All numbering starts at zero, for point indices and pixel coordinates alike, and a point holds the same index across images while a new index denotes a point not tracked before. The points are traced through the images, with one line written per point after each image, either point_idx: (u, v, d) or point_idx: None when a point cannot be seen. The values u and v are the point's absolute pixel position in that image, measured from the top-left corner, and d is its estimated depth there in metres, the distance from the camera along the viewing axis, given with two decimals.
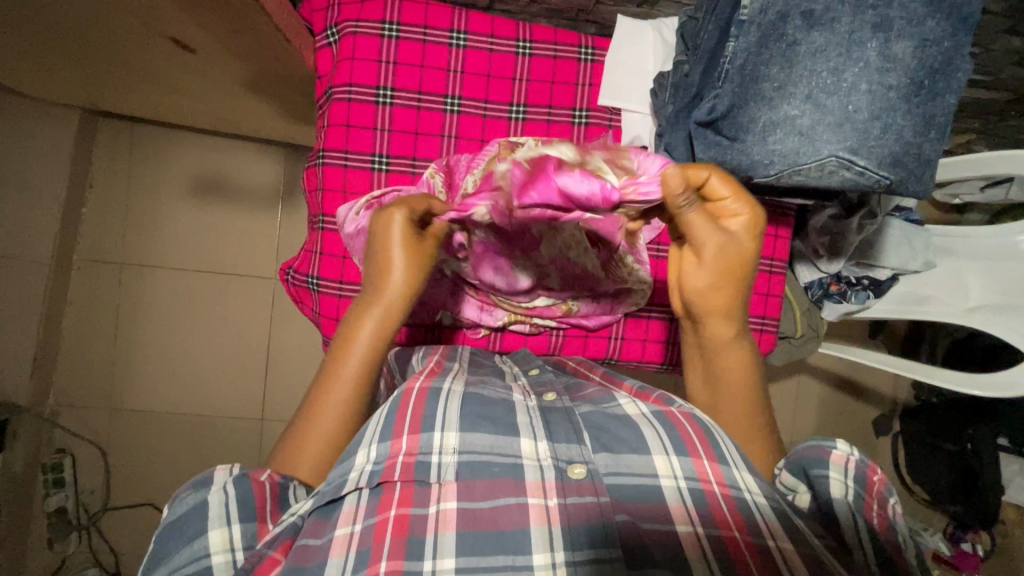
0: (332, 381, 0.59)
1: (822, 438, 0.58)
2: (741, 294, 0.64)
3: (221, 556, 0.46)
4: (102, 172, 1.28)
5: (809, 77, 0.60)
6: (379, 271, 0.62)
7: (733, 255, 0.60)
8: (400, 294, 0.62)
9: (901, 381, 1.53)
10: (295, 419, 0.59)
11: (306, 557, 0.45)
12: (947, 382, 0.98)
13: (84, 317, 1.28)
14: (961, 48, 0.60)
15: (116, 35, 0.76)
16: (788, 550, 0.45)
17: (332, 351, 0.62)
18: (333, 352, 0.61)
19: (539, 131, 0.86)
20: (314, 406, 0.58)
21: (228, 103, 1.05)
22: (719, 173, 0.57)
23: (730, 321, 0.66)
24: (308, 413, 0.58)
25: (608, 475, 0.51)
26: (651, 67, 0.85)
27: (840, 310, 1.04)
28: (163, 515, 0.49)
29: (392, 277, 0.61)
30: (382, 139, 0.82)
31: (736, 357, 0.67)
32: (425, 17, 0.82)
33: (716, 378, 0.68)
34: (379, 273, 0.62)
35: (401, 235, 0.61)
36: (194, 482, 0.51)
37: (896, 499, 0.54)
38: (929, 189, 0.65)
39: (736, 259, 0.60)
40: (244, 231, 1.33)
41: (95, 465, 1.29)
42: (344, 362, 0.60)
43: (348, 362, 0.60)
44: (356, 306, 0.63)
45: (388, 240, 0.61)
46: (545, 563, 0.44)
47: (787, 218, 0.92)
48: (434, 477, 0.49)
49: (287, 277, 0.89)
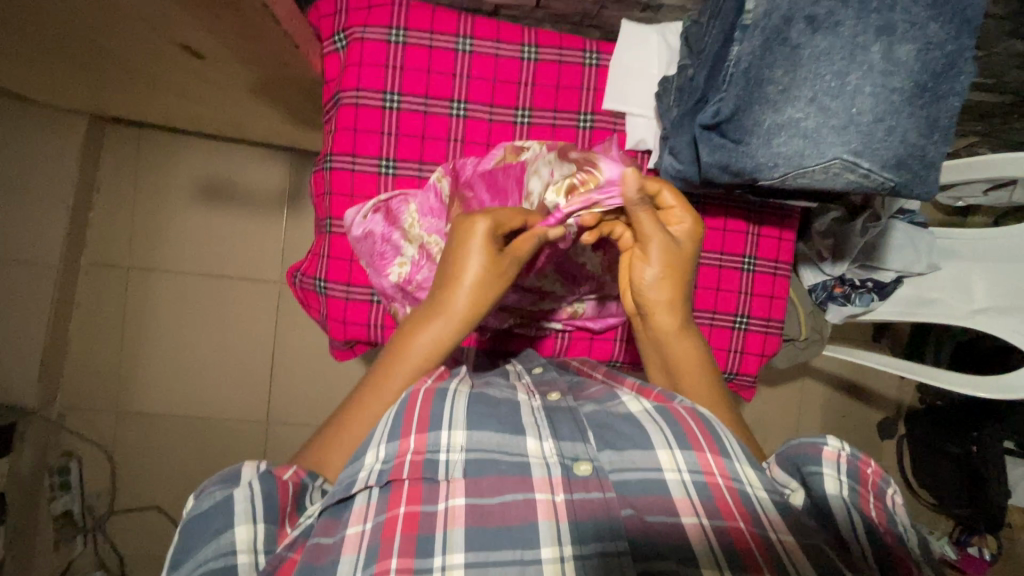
0: (373, 392, 0.60)
1: (813, 436, 0.58)
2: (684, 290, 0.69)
3: (246, 557, 0.47)
4: (109, 176, 1.29)
5: (813, 81, 0.61)
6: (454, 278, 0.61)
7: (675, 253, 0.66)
8: (466, 311, 0.62)
9: (906, 385, 1.53)
10: (327, 423, 0.60)
11: (320, 555, 0.46)
12: (950, 384, 0.98)
13: (91, 321, 1.29)
14: (964, 51, 0.61)
15: (125, 41, 0.77)
16: (790, 542, 0.46)
17: (385, 358, 0.62)
18: (395, 345, 0.62)
19: (544, 135, 0.87)
20: (350, 414, 0.59)
21: (235, 108, 1.06)
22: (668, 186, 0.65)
23: (676, 316, 0.69)
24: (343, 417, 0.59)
25: (613, 472, 0.51)
26: (655, 70, 0.86)
27: (845, 313, 1.03)
28: (188, 506, 0.49)
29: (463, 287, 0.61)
30: (389, 144, 0.83)
31: (684, 347, 0.70)
32: (431, 22, 0.83)
33: (676, 371, 0.70)
34: (451, 278, 0.62)
35: (480, 243, 0.61)
36: (222, 476, 0.51)
37: (892, 489, 0.55)
38: (933, 191, 0.66)
39: (677, 257, 0.66)
40: (250, 235, 1.34)
41: (100, 468, 1.29)
42: (390, 378, 0.60)
43: (394, 378, 0.60)
44: (423, 307, 0.63)
45: (465, 247, 0.61)
46: (552, 556, 0.45)
47: (790, 221, 0.92)
48: (443, 474, 0.50)
49: (294, 280, 0.90)
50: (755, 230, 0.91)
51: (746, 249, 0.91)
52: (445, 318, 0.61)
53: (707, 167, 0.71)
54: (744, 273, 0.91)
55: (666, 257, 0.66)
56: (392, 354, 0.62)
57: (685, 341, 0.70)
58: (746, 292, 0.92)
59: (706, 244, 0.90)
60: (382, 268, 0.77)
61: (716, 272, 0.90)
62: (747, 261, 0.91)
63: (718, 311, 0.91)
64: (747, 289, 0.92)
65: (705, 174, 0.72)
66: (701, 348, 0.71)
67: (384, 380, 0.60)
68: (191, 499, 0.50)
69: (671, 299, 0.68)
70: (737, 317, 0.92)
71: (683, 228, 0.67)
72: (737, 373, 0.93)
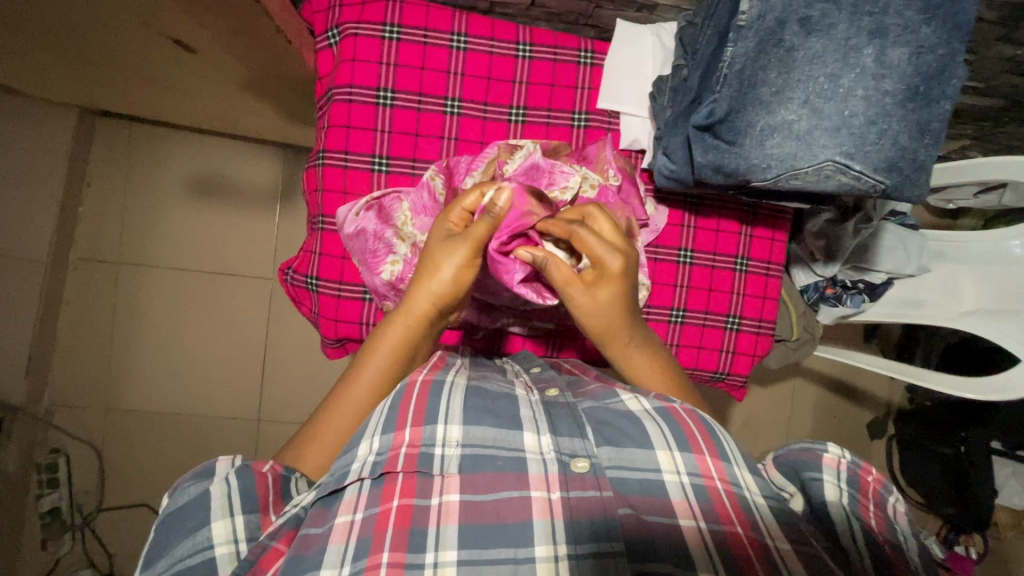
0: (339, 399, 0.61)
1: (813, 442, 0.60)
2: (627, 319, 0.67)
3: (225, 548, 0.46)
4: (99, 170, 1.27)
5: (806, 83, 0.61)
6: (424, 269, 0.65)
7: (592, 306, 0.65)
8: (426, 302, 0.64)
9: (896, 385, 1.54)
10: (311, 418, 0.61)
11: (307, 545, 0.45)
12: (937, 385, 0.98)
13: (79, 316, 1.28)
14: (956, 55, 0.61)
15: (116, 34, 0.77)
16: (787, 547, 0.46)
17: (348, 371, 0.63)
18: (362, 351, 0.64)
19: (538, 134, 0.86)
20: (321, 414, 0.60)
21: (228, 103, 1.06)
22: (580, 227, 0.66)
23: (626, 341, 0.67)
24: (324, 409, 0.60)
25: (611, 468, 0.51)
26: (649, 70, 0.86)
27: (835, 314, 1.04)
28: (163, 504, 0.49)
29: (432, 278, 0.64)
30: (382, 140, 0.83)
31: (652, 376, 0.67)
32: (426, 19, 0.83)
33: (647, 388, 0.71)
34: (424, 271, 0.65)
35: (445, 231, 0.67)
36: (196, 472, 0.51)
37: (893, 497, 0.57)
38: (924, 195, 0.66)
39: (599, 308, 0.65)
40: (242, 232, 1.33)
41: (89, 465, 1.28)
42: (368, 362, 0.62)
43: (372, 362, 0.62)
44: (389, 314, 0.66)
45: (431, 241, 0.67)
46: (547, 555, 0.44)
47: (784, 221, 0.93)
48: (437, 469, 0.50)
49: (285, 277, 0.89)
50: (747, 230, 0.92)
51: (739, 250, 0.91)
52: (408, 309, 0.64)
53: (700, 168, 0.71)
54: (737, 274, 0.91)
55: (589, 315, 0.66)
56: (356, 366, 0.63)
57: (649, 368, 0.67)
58: (738, 292, 0.92)
59: (699, 245, 0.90)
60: (374, 266, 0.76)
61: (708, 271, 0.91)
62: (739, 262, 0.92)
63: (711, 312, 0.91)
64: (739, 289, 0.92)
65: (699, 175, 0.72)
66: (660, 368, 0.68)
67: (362, 364, 0.63)
68: (167, 497, 0.51)
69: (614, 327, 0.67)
70: (729, 317, 0.92)
71: (609, 282, 0.65)
72: (728, 373, 0.94)
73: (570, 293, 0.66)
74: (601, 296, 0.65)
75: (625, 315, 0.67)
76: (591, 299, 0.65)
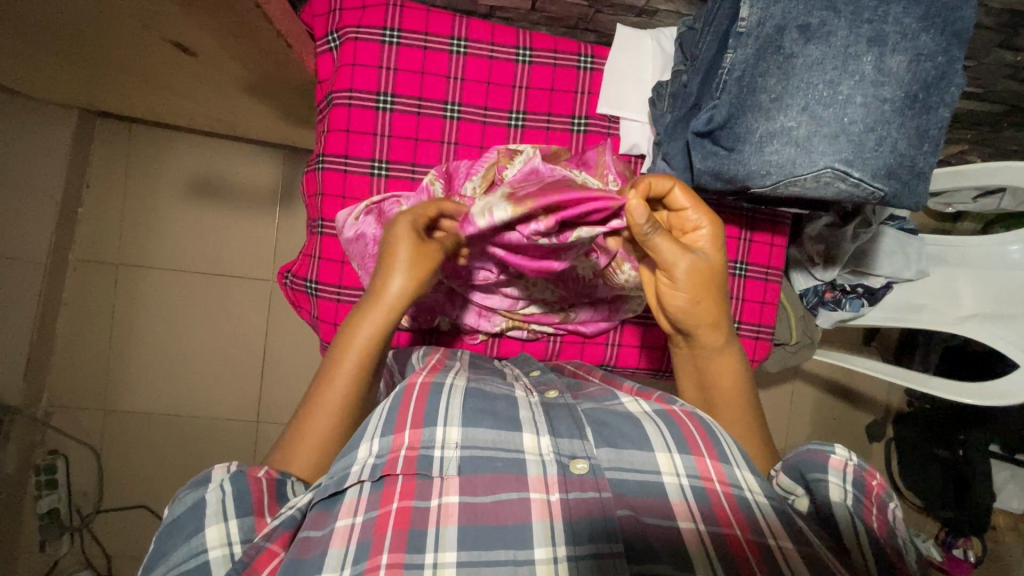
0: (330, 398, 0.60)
1: (822, 443, 0.59)
2: (722, 296, 0.67)
3: (219, 551, 0.46)
4: (99, 172, 1.27)
5: (806, 90, 0.61)
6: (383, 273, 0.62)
7: (704, 270, 0.64)
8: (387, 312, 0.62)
9: (894, 388, 1.55)
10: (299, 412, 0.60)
11: (307, 549, 0.45)
12: (935, 389, 0.98)
13: (78, 318, 1.28)
14: (954, 63, 0.61)
15: (117, 37, 0.77)
16: (789, 548, 0.46)
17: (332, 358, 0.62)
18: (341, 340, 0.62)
19: (538, 139, 0.87)
20: (309, 413, 0.59)
21: (229, 106, 1.06)
22: (680, 185, 0.63)
23: (717, 331, 0.68)
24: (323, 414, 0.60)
25: (610, 469, 0.51)
26: (649, 76, 0.87)
27: (835, 318, 1.03)
28: (165, 514, 0.49)
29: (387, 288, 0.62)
30: (382, 145, 0.83)
31: (723, 367, 0.70)
32: (425, 24, 0.83)
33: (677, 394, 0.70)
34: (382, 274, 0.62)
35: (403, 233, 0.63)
36: (193, 481, 0.51)
37: (894, 504, 0.55)
38: (922, 202, 0.67)
39: (706, 272, 0.64)
40: (242, 234, 1.33)
41: (87, 466, 1.28)
42: (348, 355, 0.61)
43: (353, 356, 0.61)
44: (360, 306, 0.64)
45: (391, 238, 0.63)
46: (546, 557, 0.44)
47: (783, 226, 0.93)
48: (436, 471, 0.49)
49: (284, 281, 0.89)
50: (747, 235, 0.92)
51: (738, 254, 0.91)
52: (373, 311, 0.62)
53: (700, 174, 0.71)
54: (736, 278, 0.92)
55: (692, 289, 0.64)
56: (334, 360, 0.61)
57: (725, 357, 0.70)
58: (737, 296, 0.92)
59: None
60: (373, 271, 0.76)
61: None
62: (738, 267, 0.92)
63: None
64: (738, 294, 0.92)
65: (698, 180, 0.73)
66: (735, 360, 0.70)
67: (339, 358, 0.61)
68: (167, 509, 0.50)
69: (706, 309, 0.66)
70: (729, 322, 0.92)
71: (709, 245, 0.64)
72: None
73: (685, 256, 0.62)
74: (704, 261, 0.64)
75: (717, 291, 0.66)
76: (691, 273, 0.63)
